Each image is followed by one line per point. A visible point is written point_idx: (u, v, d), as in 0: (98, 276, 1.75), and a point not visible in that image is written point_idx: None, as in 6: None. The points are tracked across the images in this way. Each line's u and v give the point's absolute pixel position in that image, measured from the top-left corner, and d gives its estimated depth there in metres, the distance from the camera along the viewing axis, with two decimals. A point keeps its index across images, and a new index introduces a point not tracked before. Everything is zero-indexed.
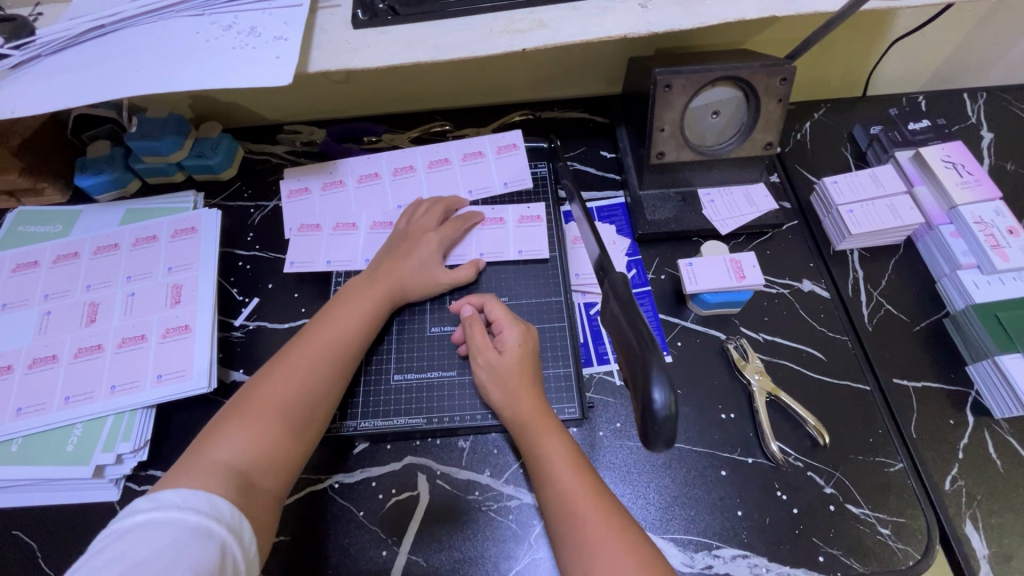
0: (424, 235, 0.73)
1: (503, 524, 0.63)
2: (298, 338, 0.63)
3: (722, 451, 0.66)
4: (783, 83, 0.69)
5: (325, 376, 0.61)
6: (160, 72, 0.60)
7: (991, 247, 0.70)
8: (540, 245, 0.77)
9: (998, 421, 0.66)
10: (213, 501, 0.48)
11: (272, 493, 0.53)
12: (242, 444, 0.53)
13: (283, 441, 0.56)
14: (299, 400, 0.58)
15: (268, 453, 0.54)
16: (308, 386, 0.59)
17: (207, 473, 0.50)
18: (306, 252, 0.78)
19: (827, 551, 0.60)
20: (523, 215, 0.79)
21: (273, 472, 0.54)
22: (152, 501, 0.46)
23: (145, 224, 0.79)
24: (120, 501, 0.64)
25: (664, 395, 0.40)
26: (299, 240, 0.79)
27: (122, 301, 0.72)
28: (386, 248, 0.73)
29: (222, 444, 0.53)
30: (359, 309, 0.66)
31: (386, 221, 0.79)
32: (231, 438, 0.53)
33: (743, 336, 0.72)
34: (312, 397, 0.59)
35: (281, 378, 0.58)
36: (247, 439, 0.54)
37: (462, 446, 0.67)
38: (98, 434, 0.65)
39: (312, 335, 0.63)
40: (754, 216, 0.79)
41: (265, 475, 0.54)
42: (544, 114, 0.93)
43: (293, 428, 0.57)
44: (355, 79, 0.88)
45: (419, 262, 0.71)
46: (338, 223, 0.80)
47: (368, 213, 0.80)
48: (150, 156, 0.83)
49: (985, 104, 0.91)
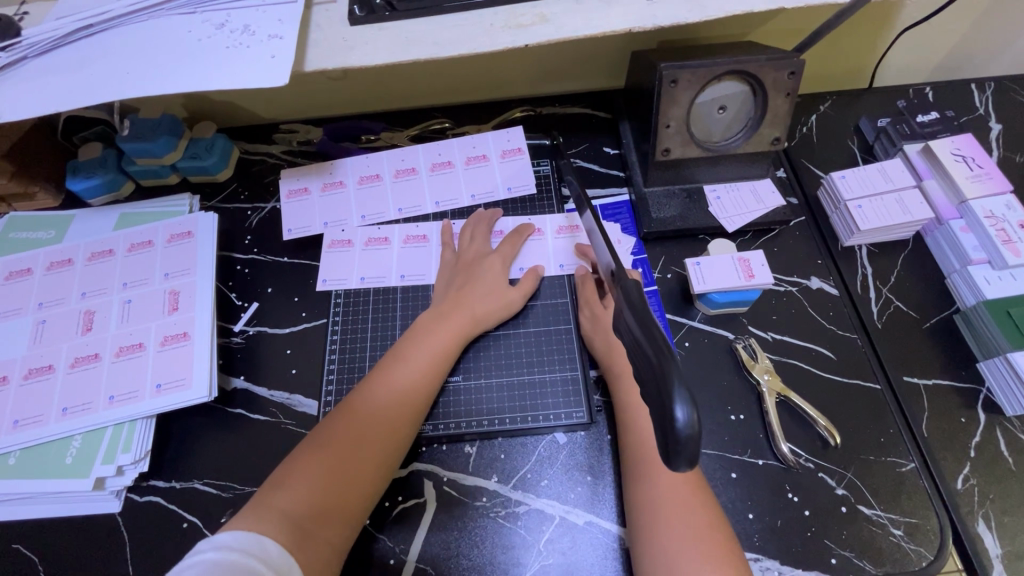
0: (486, 261, 0.73)
1: (511, 530, 0.62)
2: (370, 377, 0.64)
3: (732, 453, 0.65)
4: (791, 77, 0.68)
5: (392, 416, 0.61)
6: (151, 74, 0.58)
7: (1002, 243, 0.69)
8: (543, 257, 0.76)
9: (1010, 419, 0.65)
10: (263, 544, 0.49)
11: (332, 539, 0.54)
12: (304, 492, 0.54)
13: (351, 483, 0.56)
14: (366, 439, 0.59)
15: (335, 495, 0.55)
16: (375, 425, 0.60)
17: (274, 511, 0.53)
18: (338, 270, 0.76)
19: (839, 553, 0.59)
20: (561, 226, 0.78)
21: (335, 519, 0.55)
22: (210, 542, 0.48)
23: (140, 229, 0.77)
24: (122, 513, 0.63)
25: (685, 411, 0.35)
26: (331, 255, 0.77)
27: (119, 309, 0.71)
28: (448, 279, 0.72)
29: (287, 492, 0.54)
30: (426, 343, 0.66)
31: (418, 236, 0.78)
32: (295, 486, 0.55)
33: (752, 336, 0.71)
34: (379, 436, 0.60)
35: (352, 418, 0.60)
36: (309, 486, 0.55)
37: (468, 451, 0.67)
38: (97, 446, 0.64)
39: (382, 374, 0.64)
40: (761, 213, 0.78)
41: (328, 518, 0.54)
42: (545, 110, 0.91)
43: (361, 469, 0.57)
44: (352, 76, 0.86)
45: (483, 290, 0.70)
46: (331, 240, 0.78)
47: (399, 227, 0.79)
48: (143, 158, 0.81)
49: (993, 95, 0.89)
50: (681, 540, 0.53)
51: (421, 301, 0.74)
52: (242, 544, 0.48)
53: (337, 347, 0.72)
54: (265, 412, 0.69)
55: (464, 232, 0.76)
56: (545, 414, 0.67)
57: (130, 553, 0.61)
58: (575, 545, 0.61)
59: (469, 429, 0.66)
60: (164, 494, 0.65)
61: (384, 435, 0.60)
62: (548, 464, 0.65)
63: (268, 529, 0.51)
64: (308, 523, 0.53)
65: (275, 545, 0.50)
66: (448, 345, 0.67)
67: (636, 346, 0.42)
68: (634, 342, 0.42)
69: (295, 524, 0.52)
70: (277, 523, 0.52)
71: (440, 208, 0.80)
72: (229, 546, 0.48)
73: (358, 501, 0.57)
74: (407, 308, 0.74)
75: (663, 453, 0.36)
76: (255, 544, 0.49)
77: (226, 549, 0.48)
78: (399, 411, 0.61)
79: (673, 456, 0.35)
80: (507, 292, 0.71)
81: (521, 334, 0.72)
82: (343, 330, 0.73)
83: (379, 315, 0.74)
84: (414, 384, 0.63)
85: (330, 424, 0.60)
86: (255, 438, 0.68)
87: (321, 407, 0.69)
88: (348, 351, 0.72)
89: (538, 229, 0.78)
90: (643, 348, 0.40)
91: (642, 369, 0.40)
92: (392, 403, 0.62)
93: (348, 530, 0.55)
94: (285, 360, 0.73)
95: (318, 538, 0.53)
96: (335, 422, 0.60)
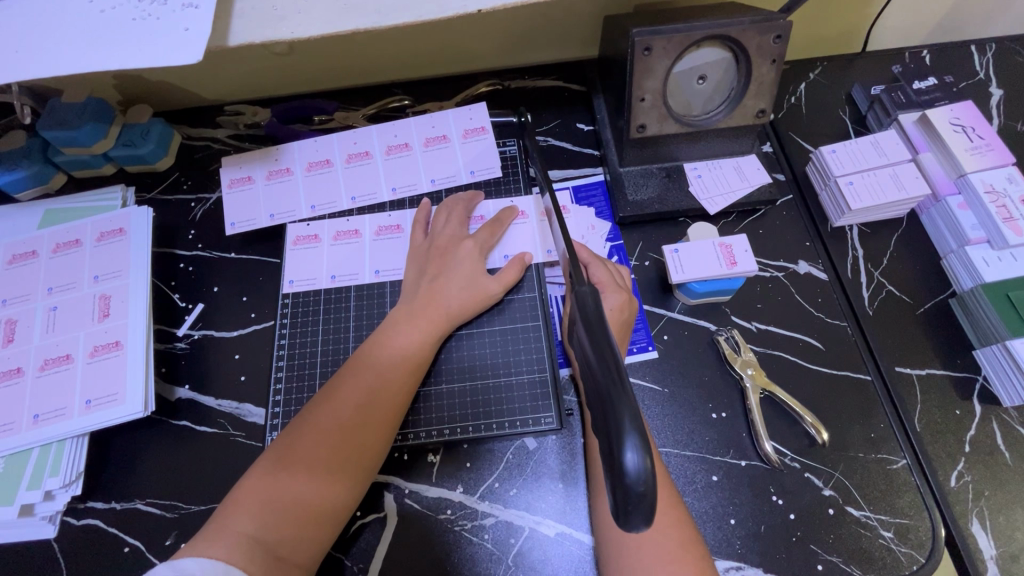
0: (460, 249, 0.66)
1: (478, 545, 0.58)
2: (340, 378, 0.58)
3: (714, 454, 0.60)
4: (777, 41, 0.61)
5: (367, 423, 0.56)
6: (45, 52, 0.50)
7: (1003, 220, 0.65)
8: (528, 246, 0.69)
9: (1007, 410, 0.62)
10: None
11: (300, 567, 0.50)
12: (267, 516, 0.49)
13: (323, 498, 0.52)
14: (340, 450, 0.54)
15: (304, 515, 0.51)
16: (350, 434, 0.54)
17: (238, 536, 0.48)
18: (307, 269, 0.70)
19: (826, 558, 0.56)
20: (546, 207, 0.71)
21: (301, 544, 0.50)
22: (173, 569, 0.43)
23: (67, 227, 0.70)
24: (57, 539, 0.58)
25: (637, 454, 0.33)
26: (296, 254, 0.71)
27: (44, 317, 0.65)
28: (420, 271, 0.66)
29: (246, 516, 0.49)
30: (398, 344, 0.60)
31: (391, 226, 0.72)
32: (255, 508, 0.50)
33: (735, 327, 0.67)
34: (353, 445, 0.54)
35: (319, 427, 0.54)
36: (271, 510, 0.50)
37: (432, 460, 0.62)
38: (22, 470, 0.58)
39: (351, 381, 0.58)
40: (745, 192, 0.72)
41: (297, 540, 0.50)
42: (513, 84, 0.84)
43: (333, 483, 0.53)
44: (299, 50, 0.78)
45: (459, 281, 0.64)
46: (296, 236, 0.71)
47: (371, 217, 0.72)
48: (70, 147, 0.73)
49: (995, 57, 0.83)
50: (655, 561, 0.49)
51: (375, 301, 0.68)
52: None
53: (285, 354, 0.66)
54: (212, 423, 0.64)
55: (438, 214, 0.69)
56: (514, 420, 0.62)
57: None
58: (547, 559, 0.57)
59: (431, 439, 0.61)
60: (103, 516, 0.60)
61: (359, 447, 0.55)
62: (519, 472, 0.61)
63: (235, 558, 0.46)
64: (278, 547, 0.49)
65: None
66: (427, 348, 0.61)
67: (589, 368, 0.39)
68: (588, 363, 0.39)
69: (266, 551, 0.48)
70: (245, 551, 0.47)
71: (397, 195, 0.73)
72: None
73: (330, 521, 0.52)
74: (361, 314, 0.68)
75: (615, 507, 0.35)
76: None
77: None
78: (372, 424, 0.56)
79: (628, 510, 0.33)
80: (485, 282, 0.65)
81: (487, 331, 0.66)
82: (292, 334, 0.67)
83: (331, 315, 0.68)
84: (387, 385, 0.58)
85: (295, 434, 0.54)
86: (201, 452, 0.63)
87: (268, 418, 0.63)
88: (297, 361, 0.65)
89: (521, 212, 0.71)
90: (595, 373, 0.37)
91: (594, 397, 0.38)
92: (364, 410, 0.56)
93: (319, 549, 0.51)
94: (233, 366, 0.67)
95: (290, 564, 0.49)
96: (304, 427, 0.55)
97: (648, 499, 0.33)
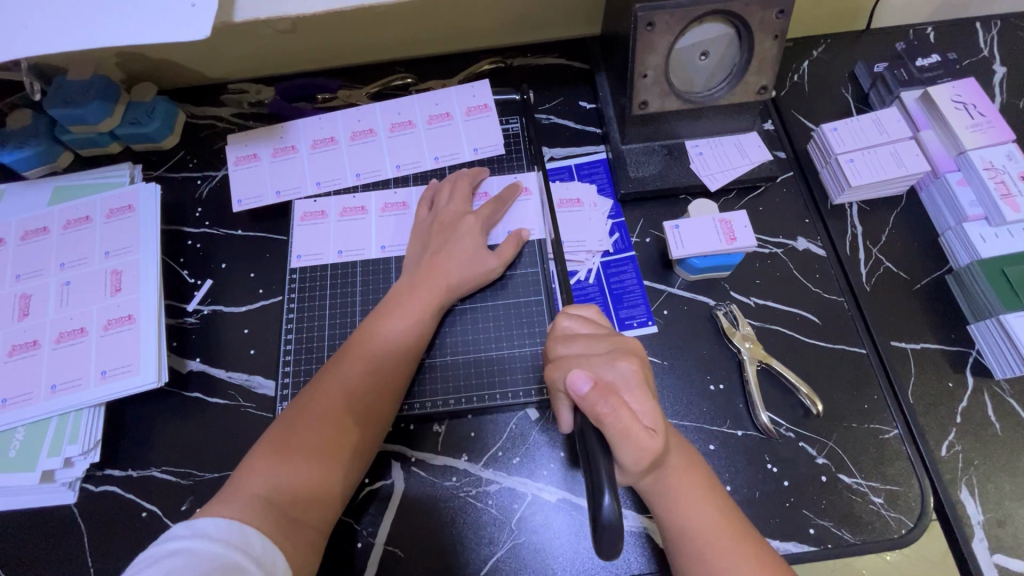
0: (462, 224, 0.67)
1: (482, 510, 0.60)
2: (347, 350, 0.60)
3: (712, 425, 0.62)
4: (780, 17, 0.61)
5: (371, 395, 0.57)
6: (55, 27, 0.51)
7: (1001, 196, 0.65)
8: (530, 222, 0.70)
9: (998, 382, 0.63)
10: (245, 534, 0.46)
11: (314, 528, 0.52)
12: (280, 477, 0.52)
13: (332, 467, 0.54)
14: (348, 419, 0.56)
15: (319, 480, 0.53)
16: (359, 402, 0.56)
17: (255, 497, 0.50)
18: (314, 244, 0.71)
19: (817, 523, 0.58)
20: (560, 199, 0.73)
21: (315, 506, 0.52)
22: (189, 527, 0.45)
23: (77, 203, 0.71)
24: (77, 504, 0.61)
25: (612, 500, 0.40)
26: (304, 229, 0.72)
27: (57, 291, 0.66)
28: (423, 246, 0.67)
29: (261, 476, 0.51)
30: (400, 317, 0.62)
31: (397, 202, 0.73)
32: (269, 471, 0.52)
33: (733, 302, 0.68)
34: (361, 415, 0.56)
35: (328, 396, 0.56)
36: (284, 472, 0.52)
37: (437, 429, 0.64)
38: (41, 439, 0.60)
39: (356, 352, 0.59)
40: (745, 169, 0.72)
41: (313, 503, 0.52)
42: (516, 62, 0.84)
43: (342, 452, 0.55)
44: (302, 27, 0.78)
45: (460, 256, 0.65)
46: (304, 211, 0.72)
47: (378, 194, 0.73)
48: (77, 125, 0.74)
49: (999, 35, 0.82)
50: (730, 564, 0.48)
51: (381, 276, 0.69)
52: (223, 534, 0.46)
53: (293, 328, 0.67)
54: (223, 395, 0.66)
55: (443, 189, 0.70)
56: (515, 391, 0.64)
57: (88, 545, 0.59)
58: (549, 523, 0.59)
59: (435, 409, 0.63)
60: (120, 483, 0.62)
61: (366, 417, 0.56)
62: (520, 440, 0.63)
63: (250, 518, 0.48)
64: (293, 509, 0.51)
65: (258, 537, 0.47)
66: (429, 319, 0.63)
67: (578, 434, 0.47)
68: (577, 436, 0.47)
69: (282, 512, 0.50)
70: (261, 512, 0.49)
71: (401, 172, 0.74)
72: (211, 536, 0.45)
73: (340, 483, 0.54)
74: (367, 288, 0.69)
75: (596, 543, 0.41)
76: (237, 535, 0.46)
77: (206, 538, 0.45)
78: (378, 393, 0.58)
79: (598, 545, 0.41)
80: (485, 256, 0.66)
81: (489, 306, 0.68)
82: (299, 309, 0.68)
83: (337, 290, 0.69)
84: (391, 359, 0.59)
85: (304, 404, 0.56)
86: (213, 422, 0.65)
87: (277, 389, 0.65)
88: (305, 334, 0.67)
89: (525, 187, 0.72)
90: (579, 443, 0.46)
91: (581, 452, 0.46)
92: (372, 378, 0.58)
93: (332, 512, 0.54)
94: (243, 340, 0.69)
95: (304, 525, 0.51)
96: (310, 401, 0.56)
97: (616, 536, 0.40)
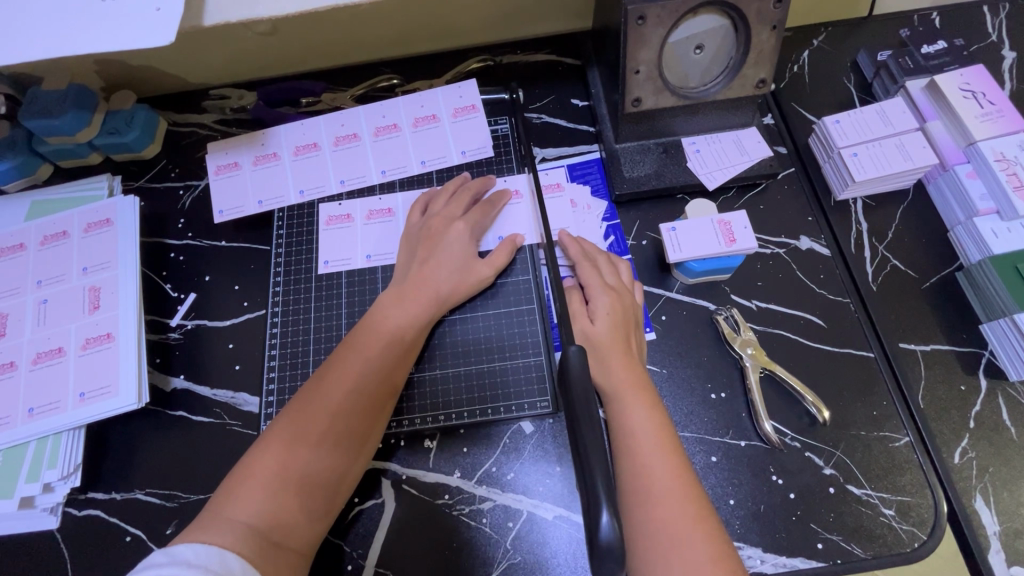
0: (450, 231, 0.64)
1: (475, 529, 0.58)
2: (336, 362, 0.57)
3: (713, 435, 0.60)
4: (777, 6, 0.58)
5: (361, 412, 0.55)
6: (14, 35, 0.48)
7: (1013, 189, 0.62)
8: (521, 227, 0.68)
9: (1013, 384, 0.60)
10: (223, 558, 0.43)
11: (297, 553, 0.50)
12: (264, 501, 0.49)
13: (317, 487, 0.52)
14: (337, 439, 0.53)
15: (303, 501, 0.51)
16: (348, 421, 0.54)
17: (237, 523, 0.47)
18: (341, 249, 0.69)
19: (826, 537, 0.55)
20: (551, 202, 0.71)
21: (297, 529, 0.50)
22: (167, 554, 0.41)
23: (54, 218, 0.69)
24: (59, 529, 0.59)
25: None
26: (330, 234, 0.70)
27: (34, 310, 0.64)
28: (410, 254, 0.65)
29: (244, 500, 0.48)
30: (391, 330, 0.60)
31: (382, 209, 0.70)
32: (252, 495, 0.49)
33: (735, 306, 0.65)
34: (348, 435, 0.54)
35: (317, 412, 0.54)
36: (268, 497, 0.49)
37: (428, 445, 0.61)
38: (19, 464, 0.59)
39: (347, 366, 0.57)
40: (744, 166, 0.70)
41: (296, 526, 0.50)
42: (505, 59, 0.81)
43: (328, 472, 0.53)
44: (282, 30, 0.75)
45: (449, 265, 0.63)
46: (330, 215, 0.70)
47: (361, 200, 0.71)
48: (53, 136, 0.72)
49: (1008, 18, 0.79)
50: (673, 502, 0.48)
51: (367, 287, 0.67)
52: (202, 561, 0.42)
53: (277, 341, 0.65)
54: (208, 413, 0.64)
55: (437, 199, 0.68)
56: (508, 404, 0.62)
57: (72, 571, 0.57)
58: (546, 542, 0.57)
59: (426, 424, 0.61)
60: (104, 506, 0.60)
61: (354, 437, 0.55)
62: (514, 455, 0.61)
63: (231, 542, 0.45)
64: (274, 533, 0.48)
65: (239, 561, 0.44)
66: (417, 333, 0.61)
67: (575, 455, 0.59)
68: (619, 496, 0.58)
69: (264, 538, 0.47)
70: (244, 539, 0.46)
71: (388, 177, 0.72)
72: (189, 562, 0.41)
73: (322, 504, 0.52)
74: (353, 299, 0.67)
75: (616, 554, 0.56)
76: (217, 561, 0.42)
77: (184, 564, 0.41)
78: (367, 412, 0.56)
79: None
80: (474, 266, 0.64)
81: (480, 315, 0.65)
82: (285, 324, 0.66)
83: (322, 301, 0.67)
84: (381, 373, 0.57)
85: (291, 420, 0.53)
86: (197, 441, 0.63)
87: (263, 406, 0.63)
88: (290, 347, 0.65)
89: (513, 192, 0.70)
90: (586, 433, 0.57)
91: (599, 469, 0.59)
92: (361, 395, 0.55)
93: (313, 535, 0.51)
94: (228, 356, 0.67)
95: (284, 550, 0.48)
96: (301, 408, 0.54)
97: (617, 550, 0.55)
